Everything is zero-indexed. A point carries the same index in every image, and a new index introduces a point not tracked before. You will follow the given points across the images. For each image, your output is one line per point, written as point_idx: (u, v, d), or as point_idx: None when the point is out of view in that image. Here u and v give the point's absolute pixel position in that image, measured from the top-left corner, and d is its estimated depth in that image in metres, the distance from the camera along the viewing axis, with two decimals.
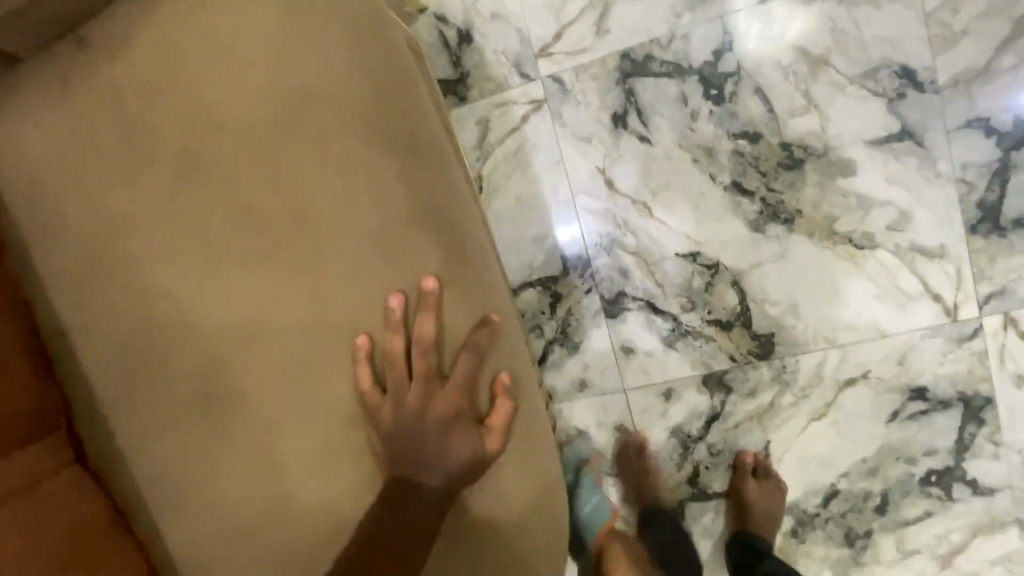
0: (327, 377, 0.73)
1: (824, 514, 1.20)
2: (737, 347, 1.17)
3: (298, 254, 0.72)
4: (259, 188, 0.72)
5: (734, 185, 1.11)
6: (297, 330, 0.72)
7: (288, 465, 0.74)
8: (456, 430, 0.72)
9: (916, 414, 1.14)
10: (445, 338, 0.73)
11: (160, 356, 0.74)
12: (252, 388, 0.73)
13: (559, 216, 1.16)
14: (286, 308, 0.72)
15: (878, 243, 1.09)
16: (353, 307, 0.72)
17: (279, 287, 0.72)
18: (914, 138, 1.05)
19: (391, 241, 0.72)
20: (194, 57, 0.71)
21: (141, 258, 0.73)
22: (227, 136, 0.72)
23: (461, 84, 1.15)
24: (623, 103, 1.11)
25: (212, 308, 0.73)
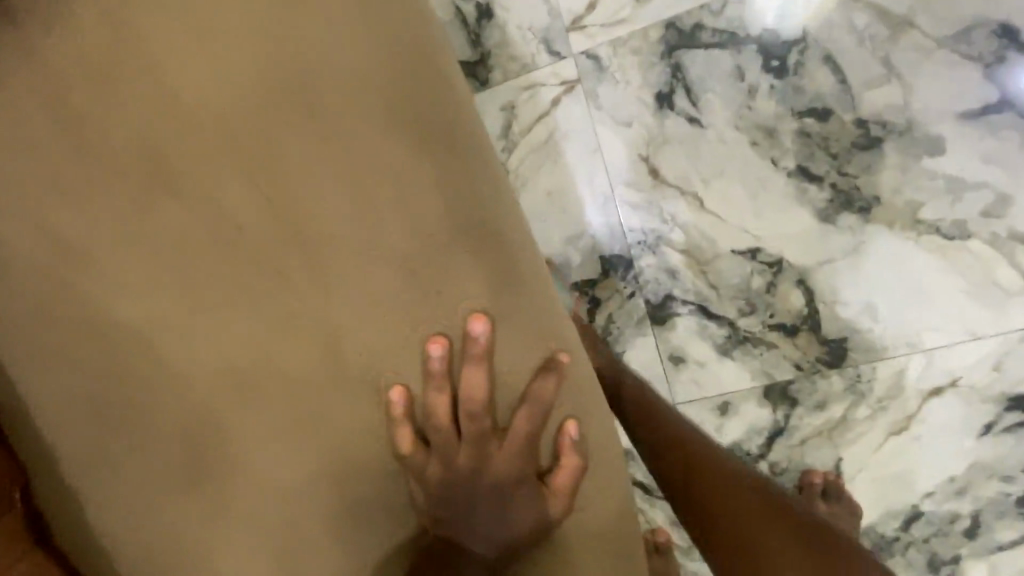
0: (360, 428, 0.60)
1: (904, 539, 1.08)
2: (803, 354, 1.05)
3: (304, 274, 0.59)
4: (258, 199, 0.59)
5: (801, 172, 0.99)
6: (307, 370, 0.59)
7: (309, 537, 0.60)
8: (517, 494, 0.61)
9: (1014, 426, 1.01)
10: (502, 388, 0.61)
11: (136, 409, 0.58)
12: (263, 444, 0.59)
13: (596, 214, 1.08)
14: (296, 345, 0.59)
15: (971, 232, 0.96)
16: (385, 343, 0.60)
17: (295, 320, 0.59)
18: (1016, 108, 0.92)
19: (425, 264, 0.60)
20: (167, 38, 0.58)
21: (112, 283, 0.58)
22: (219, 134, 0.58)
23: (481, 66, 1.08)
24: (668, 82, 1.02)
25: (209, 346, 0.59)
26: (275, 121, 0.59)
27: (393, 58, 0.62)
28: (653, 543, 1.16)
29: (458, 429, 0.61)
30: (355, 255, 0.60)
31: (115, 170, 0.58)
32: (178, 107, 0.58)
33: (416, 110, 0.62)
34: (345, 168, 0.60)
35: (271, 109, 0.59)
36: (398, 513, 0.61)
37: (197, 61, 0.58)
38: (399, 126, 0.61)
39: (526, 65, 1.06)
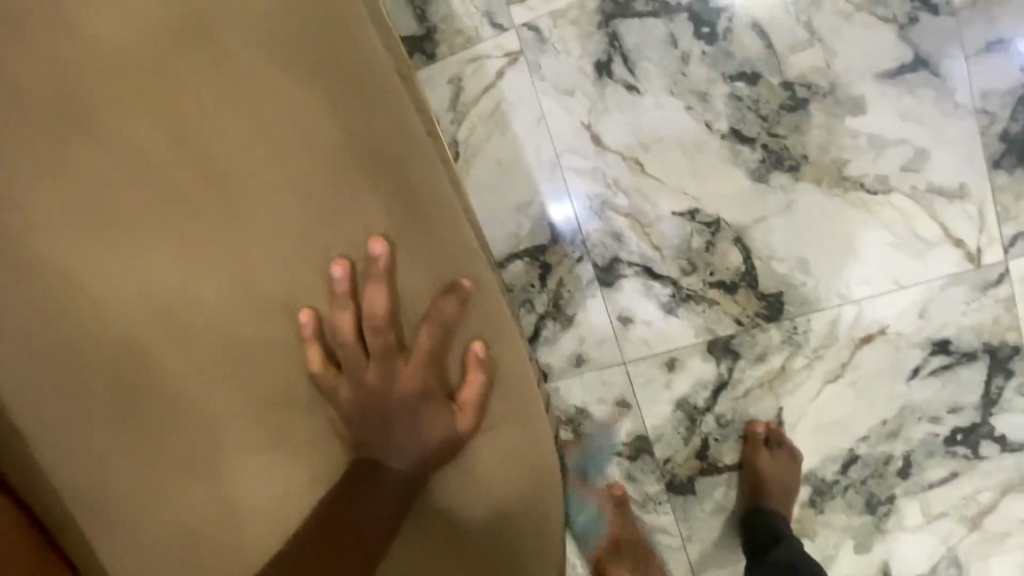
0: (290, 362, 0.64)
1: (843, 482, 1.15)
2: (743, 310, 1.11)
3: (224, 219, 0.62)
4: (172, 143, 0.61)
5: (734, 134, 1.04)
6: (228, 306, 0.62)
7: (246, 466, 0.63)
8: (425, 409, 0.63)
9: (939, 370, 1.07)
10: (408, 309, 0.63)
11: (79, 353, 0.61)
12: (197, 377, 0.63)
13: (550, 193, 1.12)
14: (213, 281, 0.62)
15: (892, 186, 1.02)
16: (310, 281, 0.63)
17: (223, 262, 0.62)
18: (929, 67, 0.98)
19: (347, 205, 0.62)
20: None
21: (34, 228, 0.61)
22: (142, 84, 0.60)
23: (428, 40, 1.11)
24: (606, 50, 1.06)
25: (144, 290, 0.62)
26: (188, 68, 0.60)
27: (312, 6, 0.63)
28: (610, 498, 1.22)
29: (365, 349, 0.63)
30: (279, 198, 0.62)
31: (45, 125, 0.60)
32: (101, 61, 0.59)
33: (336, 56, 0.62)
34: (265, 113, 0.61)
35: (194, 60, 0.60)
36: (329, 443, 0.64)
37: (118, 16, 0.59)
38: (317, 69, 0.62)
39: (471, 38, 1.10)
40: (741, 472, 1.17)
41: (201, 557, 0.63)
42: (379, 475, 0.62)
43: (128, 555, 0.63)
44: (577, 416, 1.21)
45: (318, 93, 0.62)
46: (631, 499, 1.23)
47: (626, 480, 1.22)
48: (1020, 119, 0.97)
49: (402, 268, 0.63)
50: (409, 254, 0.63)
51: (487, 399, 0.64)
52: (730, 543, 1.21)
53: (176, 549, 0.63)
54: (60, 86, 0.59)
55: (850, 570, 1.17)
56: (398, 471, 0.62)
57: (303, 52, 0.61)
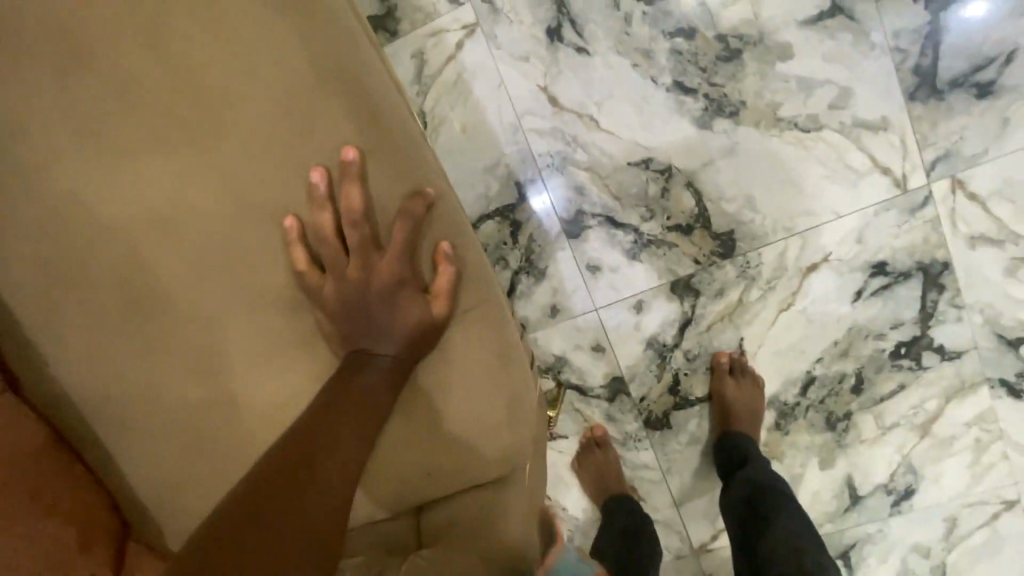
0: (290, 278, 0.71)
1: (804, 403, 1.24)
2: (700, 250, 1.20)
3: (204, 151, 0.68)
4: (151, 81, 0.66)
5: (677, 86, 1.14)
6: (217, 231, 0.70)
7: (261, 370, 0.73)
8: (403, 299, 0.70)
9: (880, 290, 1.17)
10: (382, 212, 0.70)
11: (110, 282, 0.71)
12: (212, 294, 0.71)
13: (530, 185, 1.22)
14: (200, 208, 0.69)
15: (823, 124, 1.12)
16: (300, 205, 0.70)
17: (220, 189, 0.69)
18: (845, 13, 1.09)
19: (322, 138, 0.68)
20: None
21: (41, 166, 0.68)
22: (125, 31, 0.65)
23: (390, 19, 1.19)
24: (555, 17, 1.16)
25: (158, 221, 0.70)
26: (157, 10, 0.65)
27: None
28: (593, 439, 1.30)
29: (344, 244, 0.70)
30: (260, 127, 0.67)
31: (47, 80, 0.66)
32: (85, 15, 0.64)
33: None
34: (236, 52, 0.66)
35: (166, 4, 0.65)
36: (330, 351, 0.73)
37: None
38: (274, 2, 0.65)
39: (430, 14, 1.18)
40: (711, 402, 1.26)
41: (211, 454, 0.73)
42: (367, 359, 0.69)
43: (149, 454, 0.73)
44: (555, 363, 1.29)
45: (280, 27, 0.65)
46: (612, 438, 1.31)
47: (606, 421, 1.30)
48: (929, 53, 1.08)
49: (373, 179, 0.69)
50: (375, 167, 0.69)
51: (457, 288, 0.72)
52: (706, 472, 1.30)
53: (189, 448, 0.73)
54: (56, 45, 0.65)
55: (817, 485, 1.28)
56: (385, 353, 0.69)
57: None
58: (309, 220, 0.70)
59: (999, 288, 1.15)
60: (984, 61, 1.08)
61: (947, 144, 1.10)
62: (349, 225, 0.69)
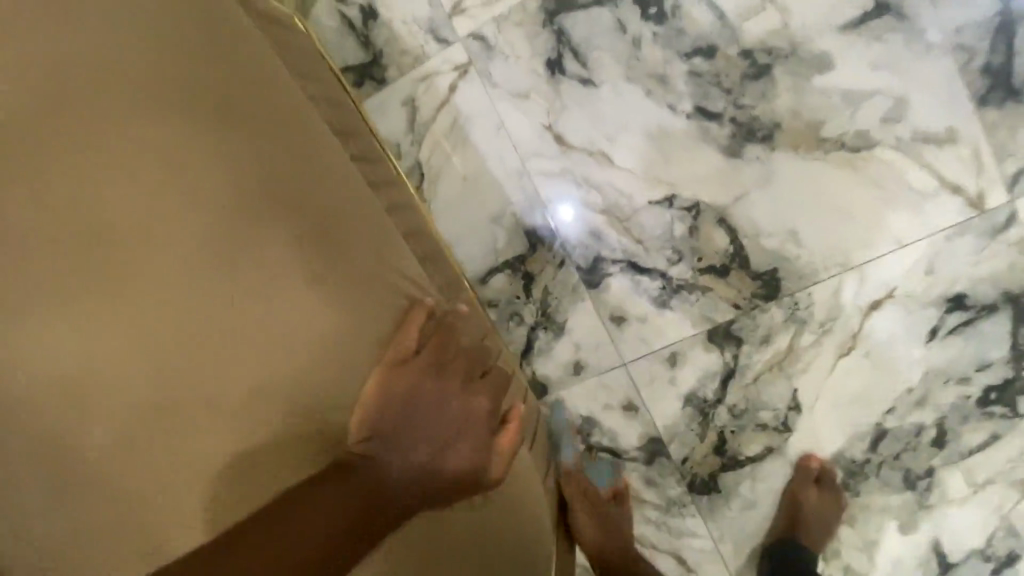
0: (284, 359, 0.67)
1: (876, 460, 1.07)
2: (739, 293, 1.05)
3: (168, 273, 0.68)
4: (115, 209, 0.68)
5: (699, 112, 1.01)
6: (175, 354, 0.67)
7: (244, 472, 0.64)
8: (403, 390, 0.67)
9: (959, 327, 1.00)
10: (383, 307, 0.71)
11: (82, 396, 0.65)
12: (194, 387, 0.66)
13: (538, 223, 1.09)
14: (157, 331, 0.67)
15: (876, 141, 0.97)
16: (294, 283, 0.69)
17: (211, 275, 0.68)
18: (894, 11, 0.95)
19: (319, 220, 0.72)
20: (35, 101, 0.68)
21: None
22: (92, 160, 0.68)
23: (376, 66, 1.10)
24: (555, 48, 1.05)
25: (141, 317, 0.67)
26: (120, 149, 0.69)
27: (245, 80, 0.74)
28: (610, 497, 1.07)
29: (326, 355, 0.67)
30: (254, 213, 0.70)
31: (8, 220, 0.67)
32: (79, 128, 0.68)
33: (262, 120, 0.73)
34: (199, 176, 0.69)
35: (161, 110, 0.70)
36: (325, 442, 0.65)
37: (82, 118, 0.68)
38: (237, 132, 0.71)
39: (419, 57, 1.08)
40: (763, 462, 1.11)
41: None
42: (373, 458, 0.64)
43: None
44: (582, 424, 1.15)
45: (244, 154, 0.71)
46: (652, 504, 1.16)
47: (645, 486, 1.16)
48: (1002, 50, 0.93)
49: (370, 270, 0.72)
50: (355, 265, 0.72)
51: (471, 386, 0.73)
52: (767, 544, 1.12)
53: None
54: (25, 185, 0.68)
55: (900, 553, 1.09)
56: (391, 450, 0.65)
57: (242, 115, 0.72)
58: (304, 298, 0.69)
59: None
60: None
61: None
62: (346, 301, 0.69)
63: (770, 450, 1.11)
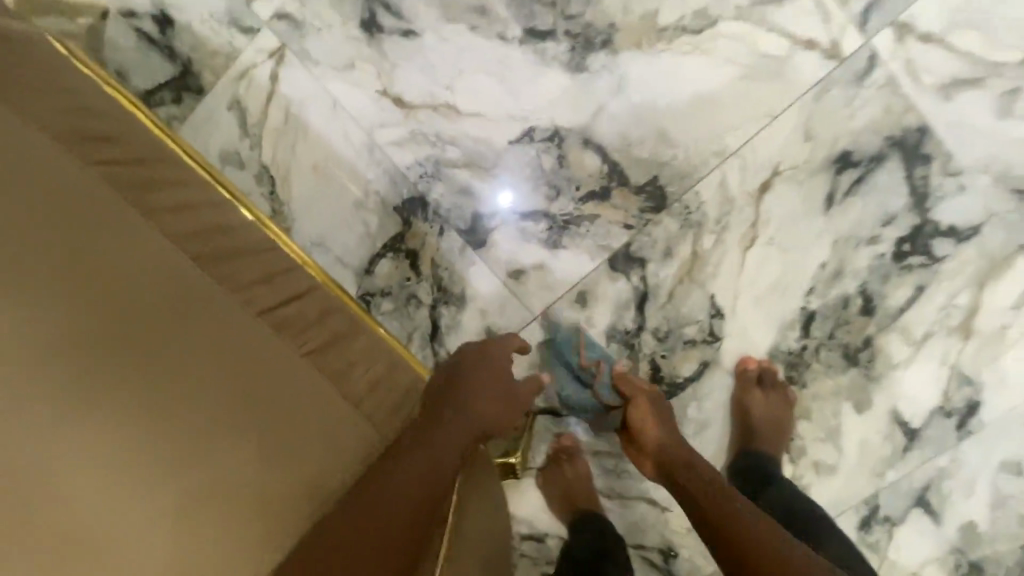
0: (166, 419, 0.65)
1: (811, 345, 1.02)
2: (627, 212, 0.99)
3: (167, 301, 0.69)
4: (101, 247, 0.69)
5: (531, 34, 0.94)
6: (195, 371, 0.67)
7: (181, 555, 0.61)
8: (320, 347, 0.76)
9: (854, 186, 0.95)
10: (281, 295, 0.77)
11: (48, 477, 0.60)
12: (78, 492, 0.61)
13: (406, 197, 1.02)
14: (168, 358, 0.67)
15: (715, 16, 0.91)
16: (178, 340, 0.68)
17: (66, 369, 0.63)
18: None
19: (172, 267, 0.71)
20: None
21: None
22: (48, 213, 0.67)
23: (188, 75, 1.01)
24: (365, 6, 0.96)
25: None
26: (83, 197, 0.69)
27: (78, 109, 0.73)
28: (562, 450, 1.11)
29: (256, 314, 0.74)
30: (99, 281, 0.67)
31: None
32: None
33: (159, 160, 0.77)
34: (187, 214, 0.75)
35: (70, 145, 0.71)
36: (257, 514, 0.64)
37: None
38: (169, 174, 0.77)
39: (230, 55, 1.00)
40: (703, 381, 1.05)
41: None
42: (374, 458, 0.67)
43: None
44: None
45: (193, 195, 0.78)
46: (608, 454, 1.11)
47: (595, 437, 1.11)
48: None
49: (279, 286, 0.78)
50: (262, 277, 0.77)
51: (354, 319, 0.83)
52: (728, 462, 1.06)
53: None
54: None
55: (860, 433, 1.05)
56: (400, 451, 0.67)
57: (147, 155, 0.76)
58: (267, 288, 0.77)
59: (1001, 133, 0.90)
60: None
61: None
62: (277, 299, 0.77)
63: (706, 364, 1.05)
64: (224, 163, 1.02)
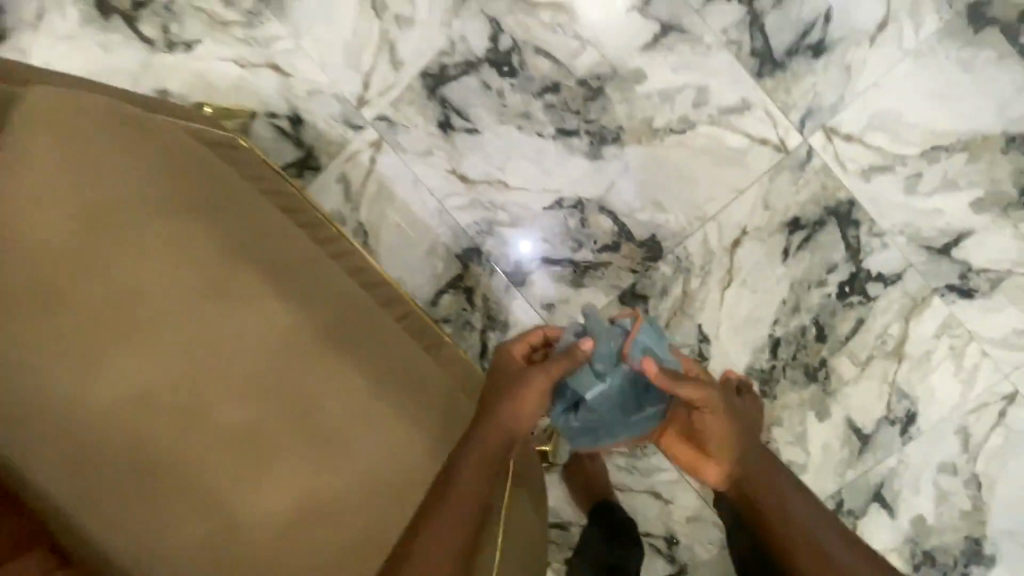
0: (342, 371, 0.81)
1: (779, 364, 1.30)
2: (633, 260, 1.32)
3: (336, 292, 0.88)
4: (288, 245, 0.88)
5: (561, 132, 1.30)
6: (361, 340, 0.85)
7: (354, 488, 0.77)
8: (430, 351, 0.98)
9: (803, 243, 1.26)
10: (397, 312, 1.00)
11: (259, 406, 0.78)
12: (277, 419, 0.78)
13: (466, 247, 1.36)
14: (341, 328, 0.84)
15: (694, 121, 1.26)
16: (345, 316, 0.86)
17: (272, 344, 0.80)
18: (676, 29, 1.23)
19: (331, 270, 0.92)
20: (83, 147, 0.77)
21: (152, 332, 0.76)
22: (253, 216, 0.87)
23: (310, 157, 1.38)
24: (442, 112, 1.32)
25: (157, 428, 0.75)
26: (272, 211, 0.90)
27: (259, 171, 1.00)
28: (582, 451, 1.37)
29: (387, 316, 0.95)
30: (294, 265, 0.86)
31: (159, 251, 0.78)
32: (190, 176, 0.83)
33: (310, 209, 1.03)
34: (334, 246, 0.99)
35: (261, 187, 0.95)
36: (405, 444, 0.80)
37: (104, 173, 0.77)
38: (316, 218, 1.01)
39: (342, 143, 1.37)
40: None
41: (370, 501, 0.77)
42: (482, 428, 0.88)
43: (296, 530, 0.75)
44: None
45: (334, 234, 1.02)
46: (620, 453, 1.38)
47: None
48: (759, 37, 1.21)
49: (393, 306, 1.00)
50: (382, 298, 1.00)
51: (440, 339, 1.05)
52: None
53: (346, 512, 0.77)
54: (133, 225, 0.77)
55: (823, 437, 1.31)
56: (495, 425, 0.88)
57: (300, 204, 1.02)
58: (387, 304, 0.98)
59: (908, 205, 1.22)
60: (806, 26, 1.20)
61: (807, 102, 1.22)
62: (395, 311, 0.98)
63: None
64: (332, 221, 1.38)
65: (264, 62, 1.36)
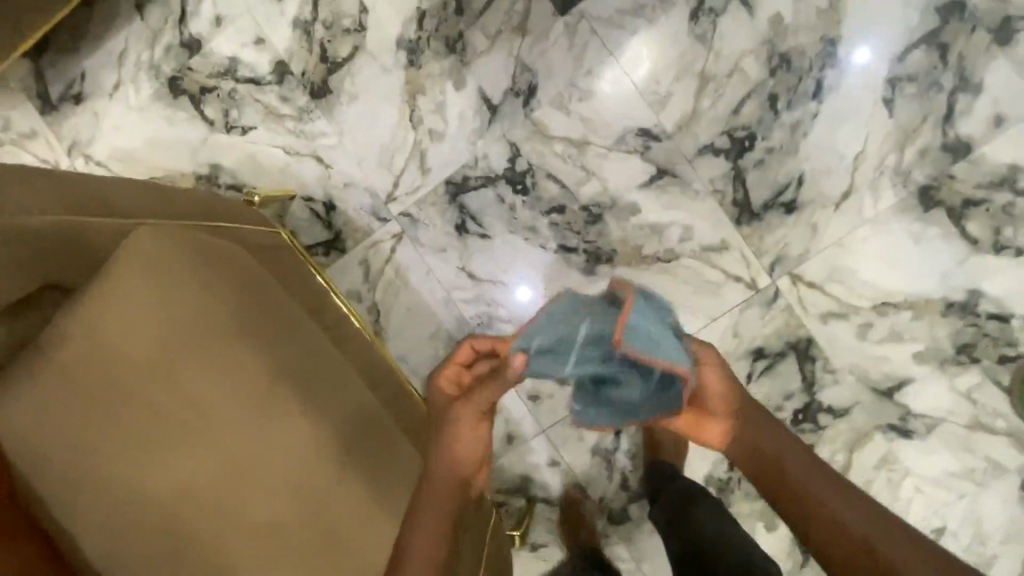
0: (348, 468, 0.94)
1: (735, 476, 1.45)
2: None
3: (348, 389, 1.01)
4: (312, 344, 1.02)
5: (563, 247, 1.47)
6: (369, 437, 0.98)
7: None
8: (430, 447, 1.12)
9: (765, 371, 1.41)
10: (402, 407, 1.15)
11: (280, 497, 0.91)
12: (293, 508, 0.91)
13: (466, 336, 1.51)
14: (351, 426, 0.97)
15: (678, 253, 1.43)
16: (355, 413, 0.99)
17: (294, 440, 0.93)
18: (670, 173, 1.42)
19: (346, 367, 1.05)
20: (154, 267, 0.92)
21: (196, 429, 0.90)
22: (284, 319, 1.00)
23: (337, 240, 1.55)
24: (460, 216, 1.50)
25: (177, 500, 0.89)
26: (300, 313, 1.04)
27: (287, 272, 1.16)
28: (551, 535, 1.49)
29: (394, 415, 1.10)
30: (316, 367, 0.99)
31: (208, 357, 0.92)
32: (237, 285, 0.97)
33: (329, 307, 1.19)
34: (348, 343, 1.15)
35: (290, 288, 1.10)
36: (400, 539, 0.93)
37: (169, 288, 0.92)
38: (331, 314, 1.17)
39: (368, 232, 1.54)
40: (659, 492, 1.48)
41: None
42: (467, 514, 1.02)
43: None
44: (521, 481, 1.52)
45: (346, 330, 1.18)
46: None
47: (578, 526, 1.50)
48: (741, 189, 1.39)
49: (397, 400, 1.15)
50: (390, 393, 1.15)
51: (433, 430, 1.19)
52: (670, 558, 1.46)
53: None
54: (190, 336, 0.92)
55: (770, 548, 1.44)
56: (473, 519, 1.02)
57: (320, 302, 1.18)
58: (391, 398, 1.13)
59: (858, 349, 1.38)
60: (782, 186, 1.38)
61: (777, 250, 1.39)
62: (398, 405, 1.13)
63: None
64: (350, 298, 1.54)
65: (309, 153, 1.55)
